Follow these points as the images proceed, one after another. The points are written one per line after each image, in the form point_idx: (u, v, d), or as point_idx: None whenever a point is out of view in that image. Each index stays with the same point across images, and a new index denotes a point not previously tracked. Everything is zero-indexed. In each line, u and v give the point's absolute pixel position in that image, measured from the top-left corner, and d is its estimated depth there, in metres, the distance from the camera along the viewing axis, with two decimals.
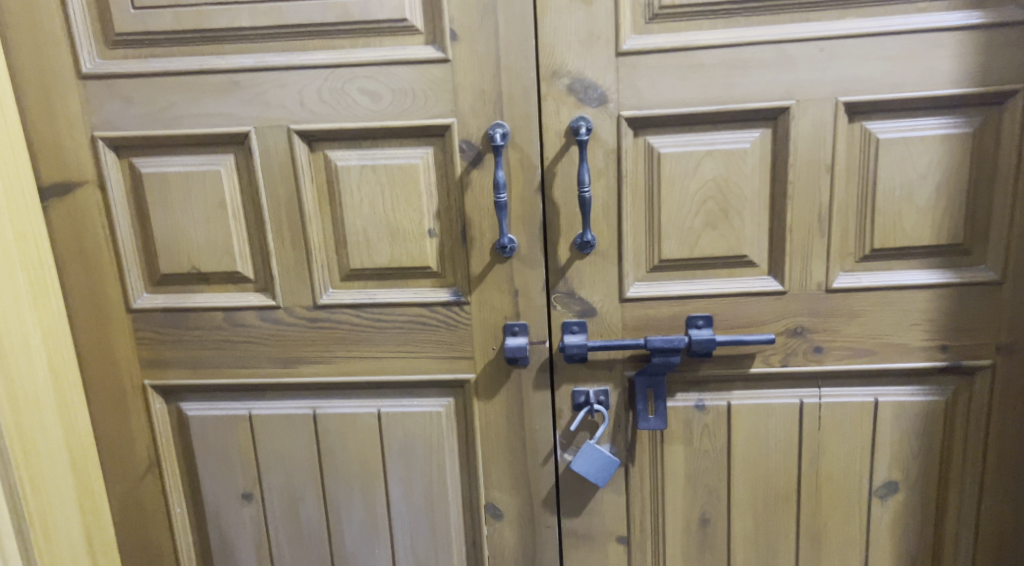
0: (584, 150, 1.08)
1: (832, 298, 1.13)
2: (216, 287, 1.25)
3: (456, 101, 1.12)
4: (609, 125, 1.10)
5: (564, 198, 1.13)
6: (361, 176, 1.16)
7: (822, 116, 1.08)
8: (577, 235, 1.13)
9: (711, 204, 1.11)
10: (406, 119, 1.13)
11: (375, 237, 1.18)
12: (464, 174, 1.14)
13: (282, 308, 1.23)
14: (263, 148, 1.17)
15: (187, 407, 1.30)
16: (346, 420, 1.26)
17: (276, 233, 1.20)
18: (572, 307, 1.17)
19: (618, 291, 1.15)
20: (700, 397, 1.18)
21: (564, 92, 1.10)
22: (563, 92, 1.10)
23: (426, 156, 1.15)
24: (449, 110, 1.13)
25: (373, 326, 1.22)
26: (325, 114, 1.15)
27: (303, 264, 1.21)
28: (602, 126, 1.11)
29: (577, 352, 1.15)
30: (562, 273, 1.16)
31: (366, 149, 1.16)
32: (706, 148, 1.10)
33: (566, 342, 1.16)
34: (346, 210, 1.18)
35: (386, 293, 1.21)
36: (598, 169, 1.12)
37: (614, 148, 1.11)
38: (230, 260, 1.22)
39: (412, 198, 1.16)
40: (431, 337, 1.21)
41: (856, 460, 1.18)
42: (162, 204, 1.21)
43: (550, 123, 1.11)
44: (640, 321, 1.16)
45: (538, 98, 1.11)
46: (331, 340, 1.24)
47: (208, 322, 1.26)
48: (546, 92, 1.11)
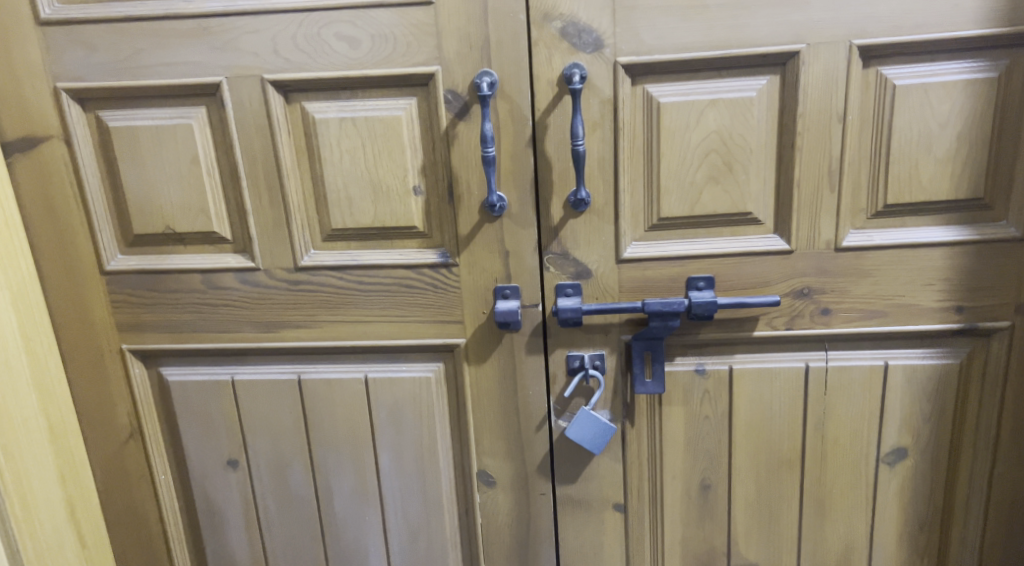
0: (578, 99, 1.01)
1: (842, 256, 1.06)
2: (193, 247, 1.19)
3: (440, 46, 1.04)
4: (605, 73, 1.02)
5: (557, 153, 1.06)
6: (341, 130, 1.09)
7: (835, 61, 1.00)
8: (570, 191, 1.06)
9: (714, 157, 1.03)
10: (388, 69, 1.06)
11: (356, 194, 1.11)
12: (450, 128, 1.07)
13: (261, 270, 1.18)
14: (236, 100, 1.09)
15: (168, 371, 1.26)
16: (333, 385, 1.22)
17: (252, 190, 1.13)
18: (568, 269, 1.11)
19: (615, 252, 1.09)
20: (701, 361, 1.12)
21: (556, 37, 1.02)
22: (554, 37, 1.02)
23: (410, 108, 1.07)
24: (433, 57, 1.05)
25: (358, 289, 1.16)
26: (301, 62, 1.07)
27: (282, 223, 1.15)
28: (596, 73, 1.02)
29: (571, 316, 1.09)
30: (555, 233, 1.09)
31: (346, 100, 1.08)
32: (709, 97, 1.02)
33: (559, 307, 1.10)
34: (325, 166, 1.11)
35: (370, 254, 1.15)
36: (593, 121, 1.03)
37: (611, 98, 1.02)
38: (205, 219, 1.16)
39: (394, 154, 1.09)
40: (418, 299, 1.16)
41: (864, 426, 1.12)
42: (131, 160, 1.14)
43: (541, 71, 1.03)
44: (638, 284, 1.10)
45: (527, 43, 1.02)
46: (314, 303, 1.18)
47: (185, 284, 1.20)
48: (537, 37, 1.02)
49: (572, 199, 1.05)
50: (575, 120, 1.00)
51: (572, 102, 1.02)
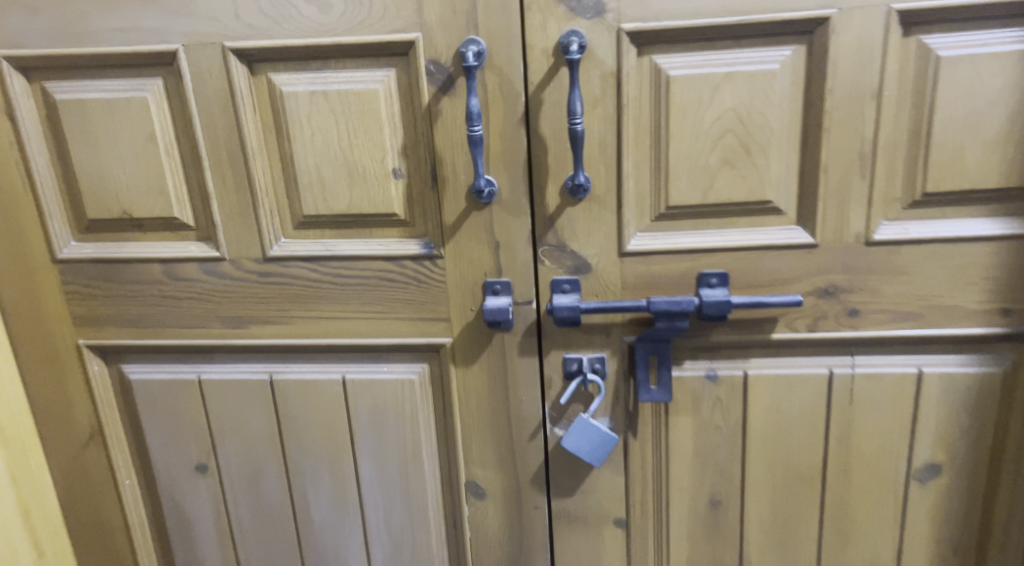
0: (576, 72, 0.88)
1: (873, 252, 0.94)
2: (152, 234, 1.08)
3: (420, 11, 0.92)
4: (607, 42, 0.89)
5: (552, 133, 0.93)
6: (311, 105, 0.97)
7: (871, 29, 0.87)
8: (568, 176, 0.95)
9: (731, 139, 0.91)
10: (363, 37, 0.93)
11: (331, 177, 1.00)
12: (433, 104, 0.94)
13: (227, 260, 1.07)
14: (195, 69, 0.98)
15: (130, 370, 1.16)
16: (307, 387, 1.11)
17: (216, 172, 1.02)
18: (566, 263, 0.99)
19: (618, 245, 0.97)
20: (712, 366, 1.01)
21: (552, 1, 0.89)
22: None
23: (388, 80, 0.95)
24: (412, 23, 0.92)
25: (333, 282, 1.06)
26: (265, 29, 0.95)
27: (249, 209, 1.03)
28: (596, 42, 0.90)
29: (567, 313, 0.98)
30: (551, 222, 0.98)
31: (316, 72, 0.96)
32: (726, 70, 0.89)
33: (555, 304, 0.99)
34: (295, 146, 0.99)
35: (347, 244, 1.04)
36: (593, 96, 0.91)
37: (614, 70, 0.90)
38: (165, 203, 1.05)
39: (371, 133, 0.97)
40: (399, 295, 1.05)
41: (894, 440, 1.01)
42: (82, 137, 1.03)
43: (534, 40, 0.90)
44: (643, 280, 0.98)
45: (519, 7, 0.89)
46: (286, 297, 1.08)
47: (145, 275, 1.10)
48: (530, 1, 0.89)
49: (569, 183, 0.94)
50: (574, 95, 0.88)
51: (570, 75, 0.89)
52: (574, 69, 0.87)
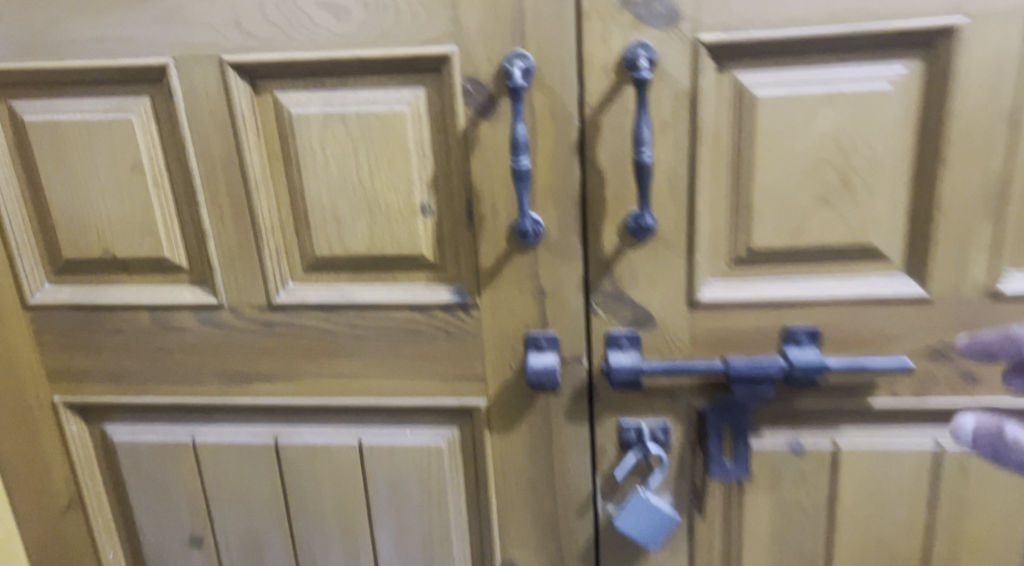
0: (645, 92, 0.72)
1: (997, 306, 0.79)
2: (139, 277, 0.93)
3: (455, 18, 0.76)
4: (682, 56, 0.74)
5: (612, 164, 0.78)
6: (325, 130, 0.82)
7: (1005, 40, 0.72)
8: (630, 214, 0.79)
9: (829, 172, 0.76)
10: (386, 49, 0.78)
11: (348, 214, 0.85)
12: (469, 130, 0.79)
13: (225, 308, 0.92)
14: (187, 87, 0.83)
15: (114, 431, 1.01)
16: (318, 453, 0.96)
17: (212, 207, 0.87)
18: (624, 315, 0.84)
19: (687, 295, 0.82)
20: (796, 436, 0.85)
21: (616, 6, 0.73)
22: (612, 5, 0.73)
23: (416, 101, 0.80)
24: (446, 33, 0.77)
25: (349, 334, 0.91)
26: (270, 39, 0.80)
27: (252, 249, 0.89)
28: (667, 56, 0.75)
29: (626, 375, 0.83)
30: (608, 268, 0.82)
31: (330, 90, 0.81)
32: (826, 89, 0.74)
33: (611, 365, 0.84)
34: (306, 177, 0.84)
35: (365, 291, 0.89)
36: (663, 120, 0.76)
37: (689, 90, 0.75)
38: (153, 242, 0.90)
39: (395, 163, 0.82)
40: (426, 349, 0.90)
41: (1011, 524, 0.85)
42: (56, 166, 0.88)
43: (592, 54, 0.74)
44: (716, 335, 0.83)
45: (575, 14, 0.74)
46: (293, 351, 0.93)
47: (130, 324, 0.95)
48: (588, 7, 0.73)
49: (631, 223, 0.79)
50: (642, 120, 0.73)
51: (637, 96, 0.74)
52: (643, 88, 0.72)
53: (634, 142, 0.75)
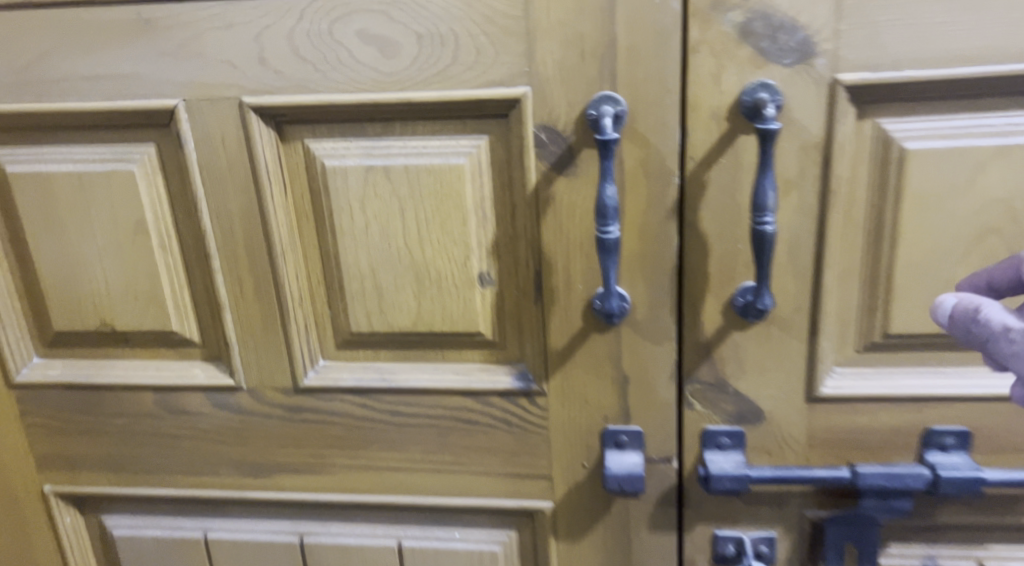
0: (771, 147, 0.58)
1: None
2: (142, 351, 0.80)
3: (529, 53, 0.61)
4: (814, 101, 0.59)
5: (719, 230, 0.64)
6: (365, 187, 0.68)
7: None
8: (739, 289, 0.65)
9: (994, 244, 0.61)
10: (443, 91, 0.63)
11: (391, 285, 0.71)
12: (541, 187, 0.65)
13: (243, 390, 0.79)
14: (200, 133, 0.68)
15: (113, 523, 0.87)
16: (350, 555, 0.82)
17: (230, 274, 0.73)
18: (726, 409, 0.69)
19: (805, 385, 0.67)
20: (932, 554, 0.71)
21: (732, 39, 0.59)
22: (728, 38, 0.59)
23: (477, 152, 0.66)
24: (518, 71, 0.62)
25: (390, 421, 0.77)
26: (302, 78, 0.65)
27: (275, 323, 0.75)
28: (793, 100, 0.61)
29: (731, 485, 0.68)
30: (708, 353, 0.68)
31: (373, 138, 0.67)
32: (995, 142, 0.59)
33: (711, 471, 0.69)
34: (341, 240, 0.70)
35: (410, 372, 0.75)
36: (786, 179, 0.61)
37: (821, 142, 0.60)
38: (160, 313, 0.77)
39: (449, 225, 0.68)
40: (481, 442, 0.75)
41: None
42: (44, 225, 0.74)
43: (700, 97, 0.60)
44: (839, 434, 0.68)
45: (681, 49, 0.60)
46: (324, 439, 0.79)
47: (132, 406, 0.81)
48: (698, 39, 0.59)
49: (738, 299, 0.65)
50: (767, 182, 0.58)
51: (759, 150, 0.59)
52: (770, 143, 0.58)
53: (752, 207, 0.60)
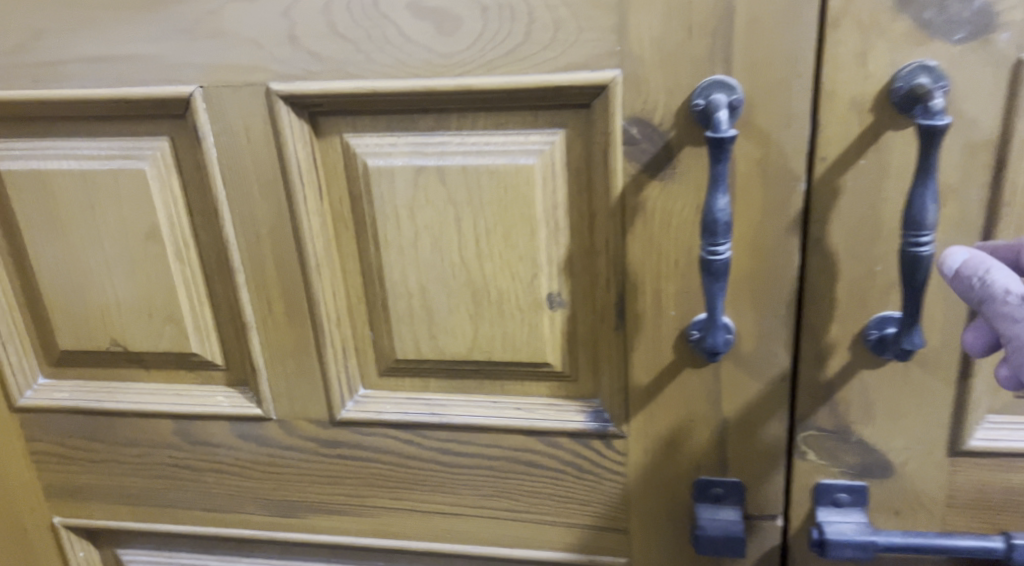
0: (936, 150, 0.46)
1: None
2: (159, 373, 0.70)
3: (623, 30, 0.49)
4: (989, 88, 0.47)
5: (851, 249, 0.52)
6: (415, 192, 0.56)
7: None
8: (873, 321, 0.53)
9: None
10: (511, 77, 0.51)
11: (444, 306, 0.60)
12: (629, 194, 0.53)
13: (272, 421, 0.68)
14: (220, 126, 0.57)
15: (129, 559, 0.79)
16: None
17: (256, 291, 0.63)
18: (846, 460, 0.58)
19: (948, 435, 0.56)
20: None
21: (885, 10, 0.46)
22: (881, 8, 0.46)
23: (551, 150, 0.54)
24: (608, 52, 0.49)
25: (440, 461, 0.66)
26: (340, 61, 0.53)
27: (308, 347, 0.64)
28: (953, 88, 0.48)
29: (854, 554, 0.56)
30: (828, 396, 0.56)
31: (425, 134, 0.56)
32: None
33: (829, 537, 0.57)
34: (385, 253, 0.59)
35: (464, 407, 0.64)
36: (946, 186, 0.49)
37: (994, 140, 0.48)
38: (178, 332, 0.66)
39: (514, 238, 0.57)
40: (546, 488, 0.64)
41: None
42: (44, 231, 0.64)
43: (839, 85, 0.48)
44: (986, 491, 0.57)
45: (818, 22, 0.47)
46: (363, 478, 0.68)
47: (148, 434, 0.72)
48: (840, 10, 0.47)
49: (870, 332, 0.53)
50: (927, 193, 0.47)
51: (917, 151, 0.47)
52: (937, 143, 0.45)
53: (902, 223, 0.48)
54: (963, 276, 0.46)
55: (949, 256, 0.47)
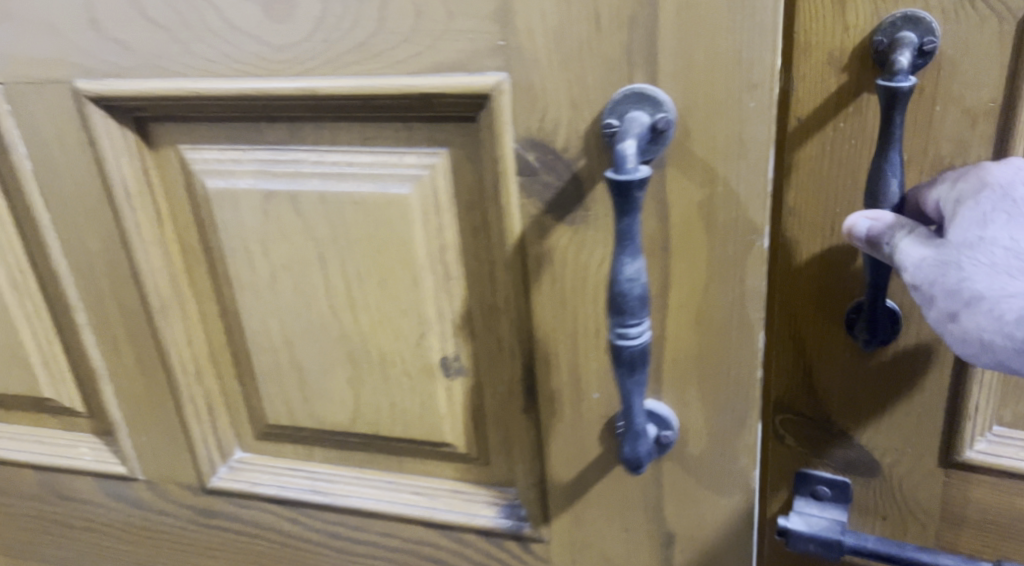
0: (899, 122, 0.35)
1: None
2: (19, 417, 0.59)
3: (505, 18, 0.34)
4: (992, 53, 0.35)
5: (819, 221, 0.40)
6: (266, 225, 0.43)
7: None
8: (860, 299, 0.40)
9: None
10: (361, 79, 0.37)
11: (315, 366, 0.47)
12: (531, 240, 0.39)
13: (141, 482, 0.57)
14: (30, 133, 0.45)
15: None
16: None
17: (100, 333, 0.51)
18: (826, 453, 0.43)
19: (942, 437, 0.41)
20: None
21: None
22: None
23: (433, 176, 0.40)
24: (487, 49, 0.35)
25: (330, 546, 0.53)
26: (155, 53, 0.40)
27: (167, 404, 0.52)
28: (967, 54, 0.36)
29: (817, 551, 0.43)
30: (804, 382, 0.42)
31: (275, 149, 0.42)
32: None
33: (790, 525, 0.43)
34: (241, 298, 0.46)
35: (353, 485, 0.51)
36: (937, 156, 0.37)
37: (1003, 111, 0.36)
38: (26, 375, 0.55)
39: (392, 288, 0.43)
40: None
41: None
42: None
43: (815, 32, 0.37)
44: (995, 517, 0.42)
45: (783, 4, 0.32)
46: (247, 555, 0.57)
47: (13, 484, 0.61)
48: None
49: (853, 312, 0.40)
50: (895, 161, 0.36)
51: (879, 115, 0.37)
52: (901, 111, 0.35)
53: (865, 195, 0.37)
54: (865, 237, 0.37)
55: (845, 219, 0.38)
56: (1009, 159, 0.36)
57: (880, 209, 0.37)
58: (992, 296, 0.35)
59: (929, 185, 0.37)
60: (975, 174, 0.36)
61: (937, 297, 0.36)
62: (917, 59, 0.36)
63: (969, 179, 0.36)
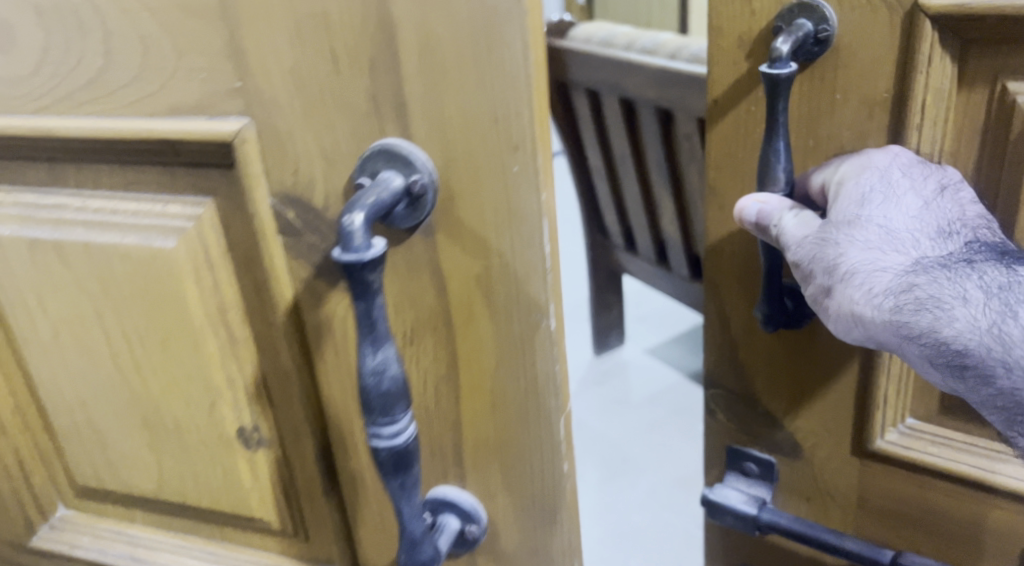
0: (783, 104, 0.35)
1: None
2: None
3: (236, 56, 0.29)
4: (881, 43, 0.35)
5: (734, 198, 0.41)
6: (37, 274, 0.38)
7: None
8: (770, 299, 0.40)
9: None
10: (100, 120, 0.32)
11: (112, 427, 0.42)
12: (306, 307, 0.33)
13: None
14: None
15: None
16: None
17: None
18: (756, 431, 0.46)
19: (854, 426, 0.42)
20: None
21: None
22: None
23: (197, 229, 0.34)
24: (223, 92, 0.29)
25: None
26: None
27: None
28: (862, 46, 0.35)
29: (734, 523, 0.46)
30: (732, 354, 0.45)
31: (40, 191, 0.37)
32: None
33: (713, 497, 0.47)
34: (27, 350, 0.41)
35: (176, 553, 0.46)
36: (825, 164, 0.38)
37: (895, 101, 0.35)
38: None
39: (174, 349, 0.37)
40: None
41: None
42: None
43: (726, 17, 0.38)
44: (901, 507, 0.43)
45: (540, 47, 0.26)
46: None
47: None
48: None
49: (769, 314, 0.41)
50: (781, 145, 0.37)
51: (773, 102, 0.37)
52: (783, 98, 0.35)
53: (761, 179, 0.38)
54: (753, 217, 0.38)
55: (738, 201, 0.38)
56: (889, 147, 0.36)
57: (767, 190, 0.38)
58: (861, 270, 0.35)
59: (817, 167, 0.38)
60: (858, 159, 0.36)
61: (815, 272, 0.36)
62: (812, 48, 0.36)
63: (852, 161, 0.36)
